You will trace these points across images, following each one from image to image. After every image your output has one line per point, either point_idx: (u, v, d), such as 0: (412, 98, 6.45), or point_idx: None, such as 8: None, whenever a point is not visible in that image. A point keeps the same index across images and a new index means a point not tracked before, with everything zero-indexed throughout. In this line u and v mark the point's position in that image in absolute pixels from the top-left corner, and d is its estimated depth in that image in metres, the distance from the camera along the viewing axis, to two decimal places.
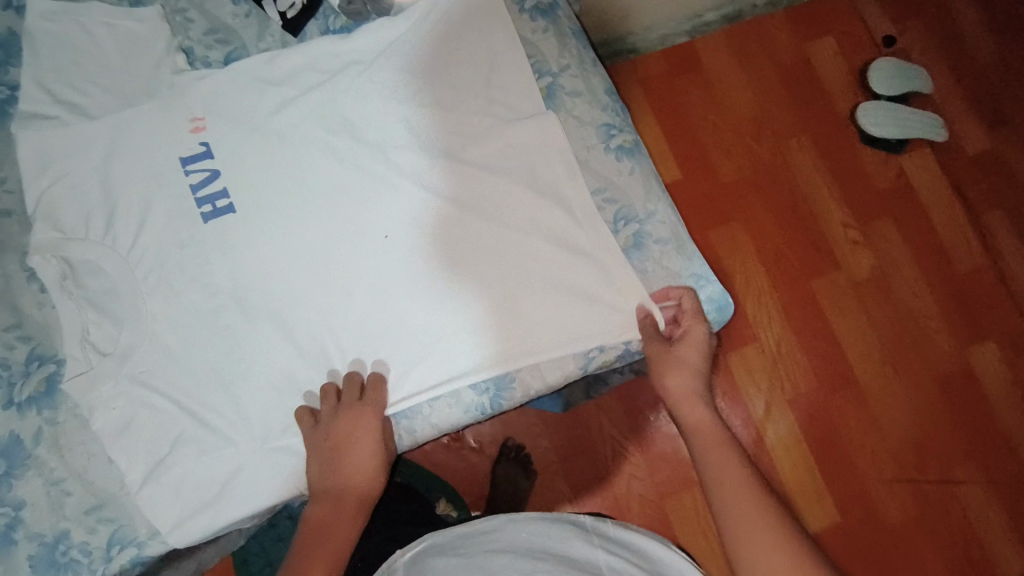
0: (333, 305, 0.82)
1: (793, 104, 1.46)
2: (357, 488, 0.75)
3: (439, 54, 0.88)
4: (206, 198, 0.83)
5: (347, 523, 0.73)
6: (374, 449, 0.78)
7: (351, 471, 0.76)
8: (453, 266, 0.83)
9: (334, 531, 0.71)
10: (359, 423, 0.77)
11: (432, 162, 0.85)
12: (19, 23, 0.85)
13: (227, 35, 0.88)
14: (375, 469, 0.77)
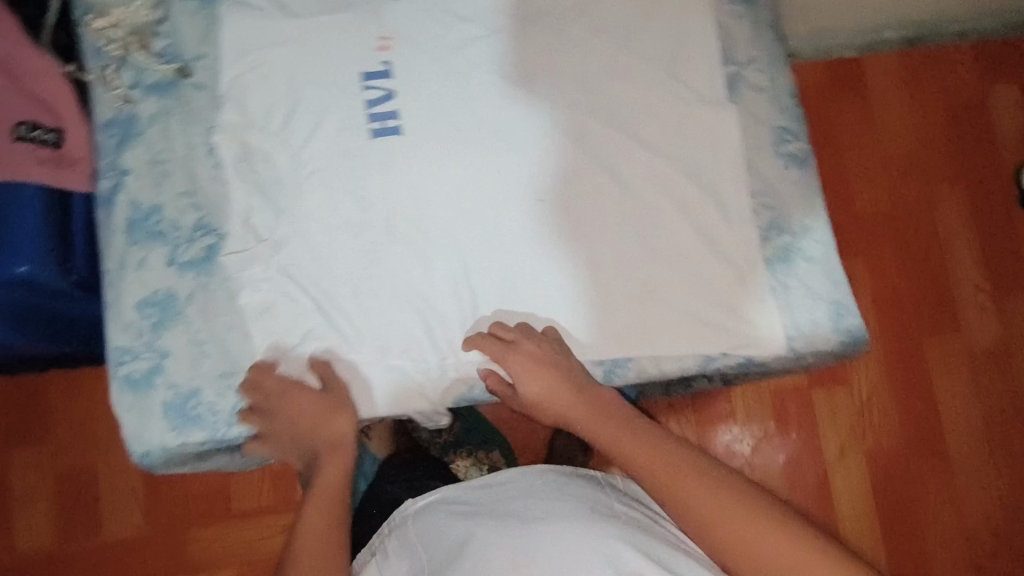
0: (472, 244, 0.84)
1: (954, 150, 1.42)
2: (330, 446, 0.83)
3: (631, 22, 0.87)
4: (380, 114, 0.85)
5: (335, 479, 0.83)
6: (325, 405, 0.82)
7: (323, 433, 0.82)
8: (592, 241, 0.84)
9: (314, 519, 0.81)
10: (295, 392, 0.81)
11: (600, 129, 0.85)
12: None
13: None
14: (337, 423, 0.82)
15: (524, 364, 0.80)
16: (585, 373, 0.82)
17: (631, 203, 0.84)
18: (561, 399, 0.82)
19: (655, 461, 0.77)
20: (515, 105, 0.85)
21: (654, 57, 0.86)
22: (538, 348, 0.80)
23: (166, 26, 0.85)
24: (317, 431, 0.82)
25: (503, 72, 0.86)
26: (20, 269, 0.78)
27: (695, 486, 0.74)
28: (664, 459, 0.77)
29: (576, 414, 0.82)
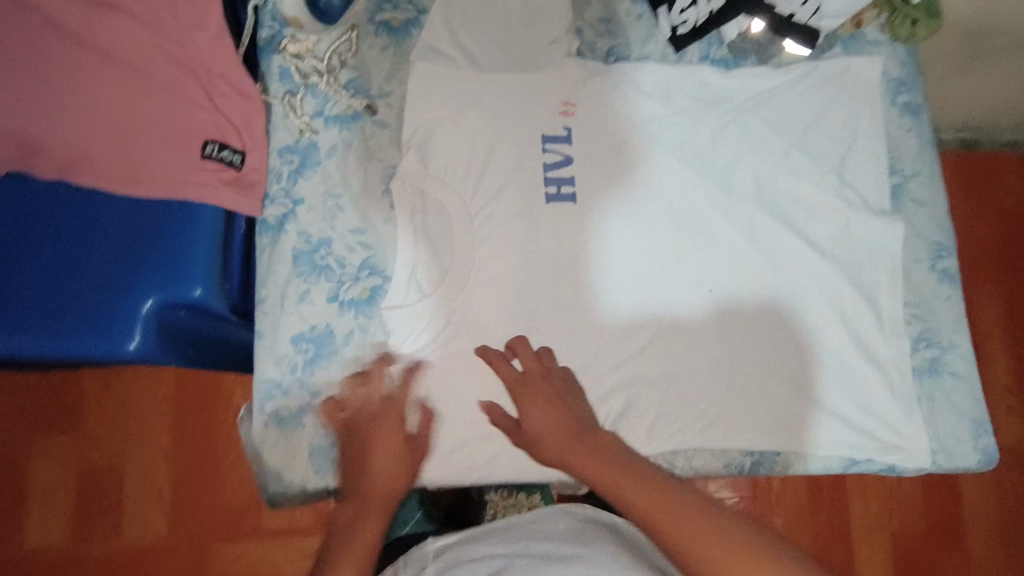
0: (632, 319, 0.83)
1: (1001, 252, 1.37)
2: (385, 487, 0.68)
3: (805, 122, 0.89)
4: (556, 179, 0.84)
5: (372, 527, 0.64)
6: (394, 443, 0.72)
7: (378, 469, 0.70)
8: (739, 299, 0.84)
9: (365, 528, 0.63)
10: (379, 419, 0.74)
11: (769, 221, 0.86)
12: None
13: (616, 28, 0.89)
14: (399, 467, 0.71)
15: (532, 397, 0.74)
16: (581, 414, 0.74)
17: (793, 299, 0.84)
18: (557, 423, 0.71)
19: (621, 488, 0.62)
20: (689, 185, 0.86)
21: (826, 159, 0.88)
22: (543, 383, 0.75)
23: (353, 59, 0.84)
24: (371, 471, 0.69)
25: (678, 151, 0.87)
26: (195, 295, 0.74)
27: (701, 524, 0.54)
28: (671, 498, 0.58)
29: (584, 464, 0.67)
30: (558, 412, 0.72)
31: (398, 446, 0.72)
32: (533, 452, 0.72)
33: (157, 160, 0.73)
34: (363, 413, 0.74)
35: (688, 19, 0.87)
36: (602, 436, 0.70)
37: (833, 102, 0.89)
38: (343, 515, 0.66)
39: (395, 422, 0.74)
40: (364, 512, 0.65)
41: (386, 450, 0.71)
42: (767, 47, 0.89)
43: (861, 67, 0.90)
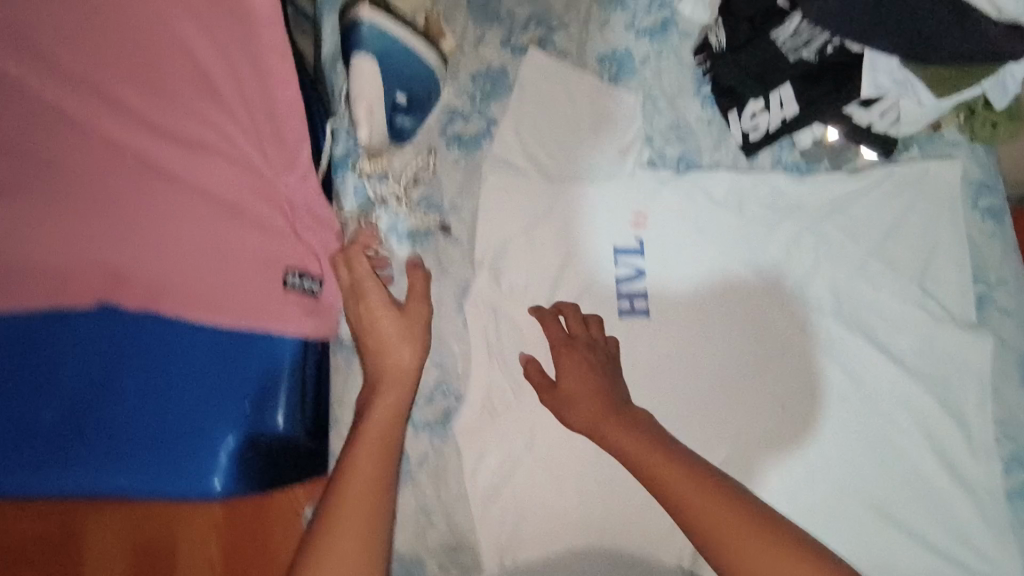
0: (701, 429, 0.82)
1: None
2: (381, 424, 0.71)
3: (882, 230, 0.87)
4: (628, 293, 0.84)
5: (375, 461, 0.69)
6: (404, 352, 0.75)
7: (396, 376, 0.74)
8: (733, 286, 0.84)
9: (357, 476, 0.68)
10: (369, 288, 0.75)
11: (847, 336, 0.84)
12: (513, 64, 0.88)
13: (687, 135, 0.88)
14: (401, 388, 0.74)
15: (588, 310, 0.78)
16: (624, 394, 0.75)
17: (873, 416, 0.82)
18: (595, 387, 0.74)
19: (666, 475, 0.67)
20: (766, 297, 0.84)
21: (906, 267, 0.86)
22: (578, 355, 0.76)
23: (425, 175, 0.85)
24: (379, 411, 0.72)
25: (752, 262, 0.85)
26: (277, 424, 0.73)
27: (749, 540, 0.62)
28: (720, 499, 0.65)
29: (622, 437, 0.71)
30: (604, 353, 0.77)
31: (410, 343, 0.75)
32: (580, 420, 0.74)
33: (247, 292, 0.73)
34: (352, 287, 0.76)
35: (759, 125, 0.87)
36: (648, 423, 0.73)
37: (909, 208, 0.87)
38: (349, 450, 0.70)
39: (378, 288, 0.75)
40: (365, 451, 0.69)
41: (394, 345, 0.74)
42: (844, 152, 0.88)
43: (939, 171, 0.88)
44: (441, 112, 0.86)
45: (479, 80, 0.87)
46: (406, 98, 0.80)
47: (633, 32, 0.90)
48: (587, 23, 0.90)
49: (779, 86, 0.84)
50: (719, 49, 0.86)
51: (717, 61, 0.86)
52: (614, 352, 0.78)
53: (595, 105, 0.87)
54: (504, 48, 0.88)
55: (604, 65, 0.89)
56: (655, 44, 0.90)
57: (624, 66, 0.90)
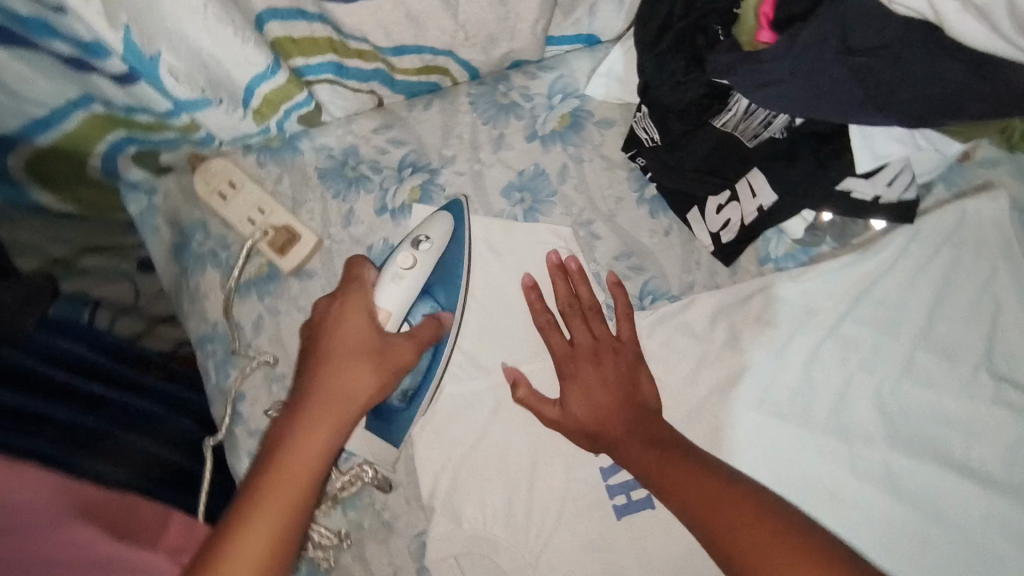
0: None
1: None
2: (328, 397, 0.54)
3: (923, 308, 0.66)
4: (621, 484, 0.66)
5: (325, 430, 0.53)
6: (352, 348, 0.56)
7: (334, 357, 0.56)
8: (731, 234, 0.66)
9: (308, 431, 0.52)
10: (342, 310, 0.59)
11: (911, 462, 0.65)
12: (399, 233, 0.68)
13: (643, 259, 0.68)
14: (356, 374, 0.55)
15: (581, 380, 0.64)
16: (605, 332, 0.66)
17: (970, 557, 0.64)
18: (591, 402, 0.63)
19: (680, 481, 0.57)
20: (796, 443, 0.66)
21: (965, 353, 0.66)
22: (590, 339, 0.65)
23: None
24: (323, 375, 0.55)
25: (765, 403, 0.67)
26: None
27: (757, 535, 0.51)
28: (728, 497, 0.55)
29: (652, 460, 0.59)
30: (609, 409, 0.63)
31: (365, 365, 0.56)
32: (583, 439, 0.64)
33: None
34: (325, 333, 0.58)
35: (729, 219, 0.65)
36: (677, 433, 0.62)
37: (950, 273, 0.66)
38: (282, 421, 0.54)
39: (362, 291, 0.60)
40: (300, 419, 0.53)
41: (333, 357, 0.56)
42: (847, 226, 0.68)
43: (981, 211, 0.66)
44: None
45: None
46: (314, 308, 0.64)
47: (538, 142, 0.69)
48: (478, 149, 0.69)
49: (748, 172, 0.62)
50: (652, 145, 0.65)
51: (653, 162, 0.65)
52: (651, 405, 0.63)
53: (518, 257, 0.68)
54: (382, 217, 0.68)
55: (514, 197, 0.69)
56: (572, 148, 0.69)
57: (540, 192, 0.69)
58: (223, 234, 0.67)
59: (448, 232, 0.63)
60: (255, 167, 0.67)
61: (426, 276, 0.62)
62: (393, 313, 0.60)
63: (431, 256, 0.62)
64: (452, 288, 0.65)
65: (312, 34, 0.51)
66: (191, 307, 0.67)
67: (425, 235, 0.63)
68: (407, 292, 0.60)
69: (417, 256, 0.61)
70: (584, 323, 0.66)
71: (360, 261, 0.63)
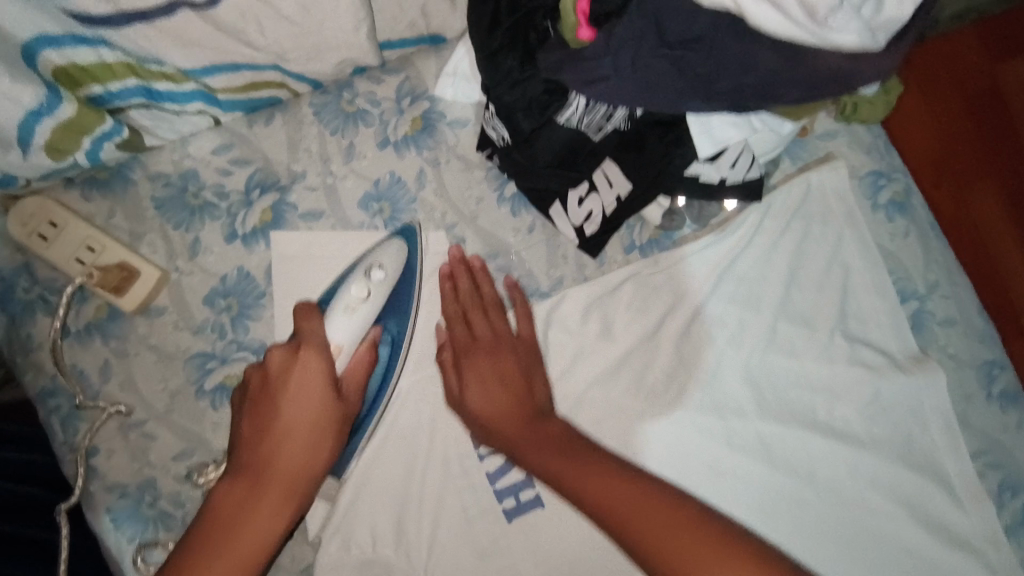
0: None
1: None
2: (287, 471, 0.56)
3: (783, 280, 0.69)
4: (509, 487, 0.66)
5: (301, 456, 0.57)
6: (314, 417, 0.58)
7: (292, 428, 0.57)
8: (603, 235, 0.66)
9: (281, 461, 0.56)
10: (301, 368, 0.58)
11: (780, 427, 0.68)
12: (252, 258, 0.64)
13: (510, 258, 0.68)
14: (314, 444, 0.57)
15: (480, 376, 0.62)
16: (507, 323, 0.65)
17: (839, 508, 0.68)
18: (492, 393, 0.62)
19: (617, 499, 0.54)
20: (675, 423, 0.68)
21: (821, 320, 0.69)
22: (488, 327, 0.64)
23: (202, 457, 0.62)
24: (281, 448, 0.56)
25: (642, 389, 0.68)
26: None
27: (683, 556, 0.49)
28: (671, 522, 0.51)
29: (577, 480, 0.56)
30: (509, 406, 0.61)
31: (324, 437, 0.58)
32: (479, 438, 0.63)
33: None
34: (284, 363, 0.58)
35: (591, 211, 0.65)
36: (605, 454, 0.58)
37: (802, 244, 0.69)
38: (235, 490, 0.55)
39: (317, 322, 0.60)
40: (258, 493, 0.55)
41: (292, 430, 0.57)
42: (703, 208, 0.69)
43: (823, 181, 0.70)
44: (189, 363, 0.63)
45: (218, 302, 0.63)
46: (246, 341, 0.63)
47: (391, 148, 0.66)
48: (328, 161, 0.66)
49: (602, 163, 0.62)
50: (504, 143, 0.63)
51: (507, 161, 0.64)
52: (547, 406, 0.63)
53: None
54: (232, 243, 0.64)
55: (373, 208, 0.66)
56: (427, 152, 0.67)
57: (399, 200, 0.66)
58: (51, 278, 0.62)
59: (400, 264, 0.62)
60: (79, 202, 0.62)
61: (379, 308, 0.61)
62: (344, 346, 0.60)
63: (385, 286, 0.61)
64: (403, 316, 0.64)
65: (101, 60, 0.47)
66: (25, 360, 0.61)
67: (379, 263, 0.61)
68: (357, 326, 0.60)
69: (371, 288, 0.61)
70: (482, 318, 0.65)
71: (306, 303, 0.61)
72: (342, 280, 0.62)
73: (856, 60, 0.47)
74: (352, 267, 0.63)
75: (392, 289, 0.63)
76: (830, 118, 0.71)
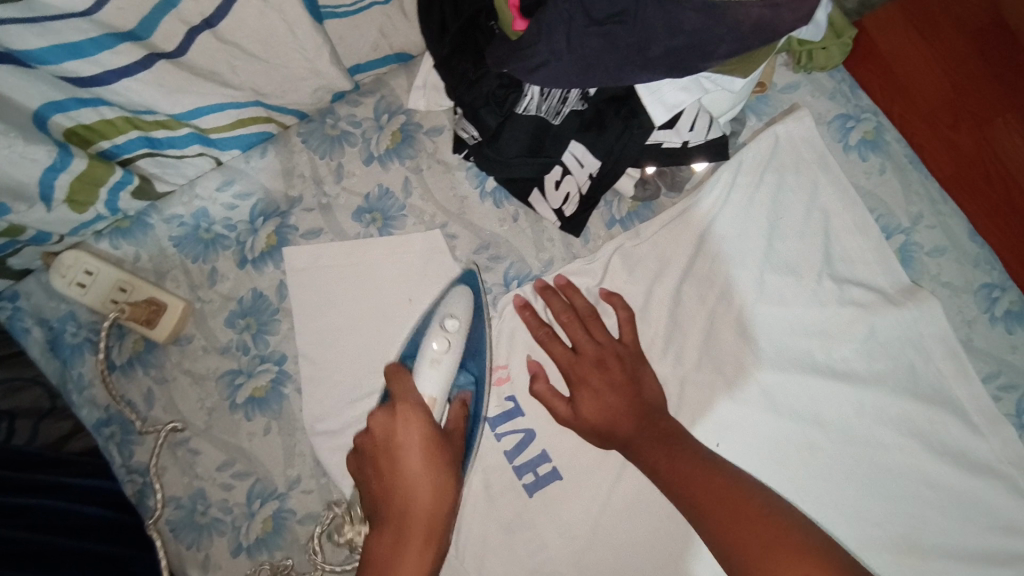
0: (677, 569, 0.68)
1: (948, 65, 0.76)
2: (425, 506, 0.54)
3: (765, 232, 0.71)
4: (526, 464, 0.70)
5: (435, 495, 0.55)
6: (435, 467, 0.56)
7: (420, 479, 0.55)
8: (584, 212, 0.70)
9: (418, 507, 0.54)
10: (404, 422, 0.58)
11: (784, 376, 0.69)
12: (263, 279, 0.71)
13: (499, 248, 0.72)
14: (440, 487, 0.55)
15: (591, 386, 0.65)
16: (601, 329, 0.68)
17: (854, 448, 0.68)
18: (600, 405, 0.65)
19: (689, 478, 0.59)
20: (680, 384, 0.70)
21: (807, 266, 0.70)
22: (582, 331, 0.67)
23: (242, 465, 0.69)
24: (414, 491, 0.54)
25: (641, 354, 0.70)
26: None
27: None
28: (747, 512, 0.55)
29: (659, 457, 0.61)
30: (620, 411, 0.64)
31: (448, 479, 0.56)
32: (596, 439, 0.66)
33: None
34: (386, 434, 0.57)
35: (569, 193, 0.69)
36: (689, 443, 0.62)
37: (778, 195, 0.71)
38: (383, 548, 0.53)
39: (407, 384, 0.60)
40: (403, 547, 0.52)
41: (419, 471, 0.55)
42: (676, 175, 0.72)
43: (790, 132, 0.72)
44: (220, 381, 0.69)
45: (238, 322, 0.70)
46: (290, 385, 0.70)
47: (376, 162, 0.72)
48: (321, 183, 0.72)
49: (567, 146, 0.66)
50: (475, 142, 0.68)
51: (478, 157, 0.68)
52: (658, 403, 0.65)
53: (382, 276, 0.71)
54: (245, 267, 0.70)
55: (366, 219, 0.72)
56: (409, 162, 0.72)
57: (389, 210, 0.72)
58: (93, 320, 0.69)
59: (469, 308, 0.65)
60: (109, 250, 0.69)
61: (459, 357, 0.63)
62: (437, 398, 0.61)
63: (460, 334, 0.64)
64: (482, 360, 0.66)
65: (103, 117, 0.53)
66: (80, 397, 0.69)
67: (451, 313, 0.64)
68: (444, 376, 0.62)
69: (449, 336, 0.63)
70: (584, 331, 0.68)
71: (392, 365, 0.63)
72: (421, 338, 0.65)
73: (773, 8, 0.52)
74: (427, 320, 0.66)
75: (467, 331, 0.65)
76: (788, 70, 0.73)
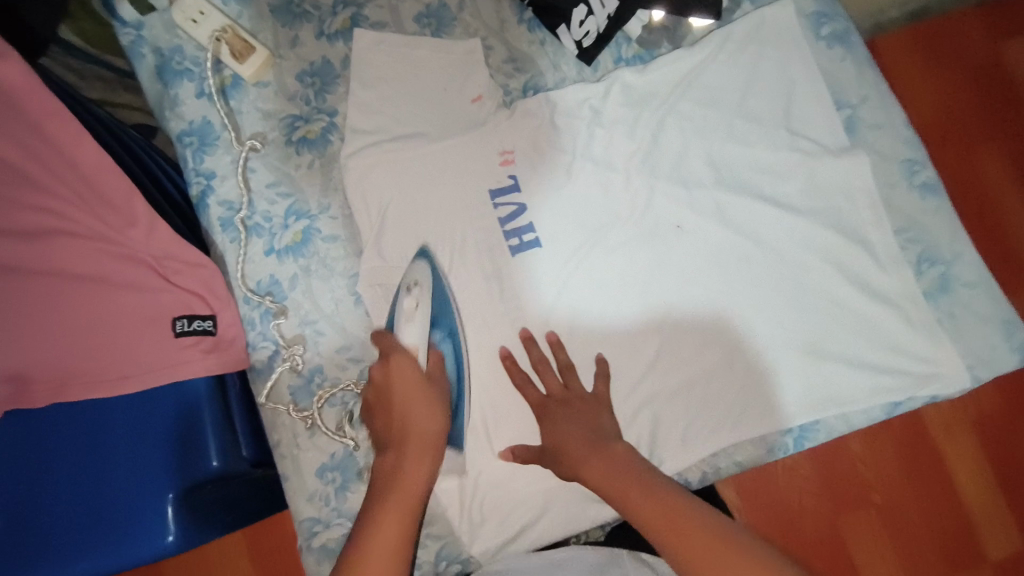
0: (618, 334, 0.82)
1: (933, 79, 1.15)
2: (419, 436, 0.72)
3: (738, 86, 0.87)
4: (514, 231, 0.84)
5: (424, 421, 0.73)
6: (419, 397, 0.74)
7: (409, 407, 0.73)
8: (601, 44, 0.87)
9: (412, 441, 0.72)
10: (394, 370, 0.75)
11: (733, 198, 0.84)
12: (333, 51, 0.88)
13: (524, 63, 0.90)
14: (429, 413, 0.74)
15: None
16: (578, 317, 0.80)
17: (781, 266, 0.83)
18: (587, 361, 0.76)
19: (664, 517, 0.63)
20: (651, 191, 0.85)
21: (768, 118, 0.86)
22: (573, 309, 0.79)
23: (287, 187, 0.84)
24: (410, 422, 0.73)
25: (624, 165, 0.86)
26: (243, 454, 0.81)
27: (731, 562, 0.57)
28: (687, 527, 0.61)
29: (635, 497, 0.66)
30: (576, 445, 0.73)
31: (438, 407, 0.75)
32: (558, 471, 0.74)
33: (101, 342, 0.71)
34: (381, 387, 0.75)
35: (589, 30, 0.86)
36: (656, 480, 0.67)
37: (757, 61, 0.87)
38: (388, 465, 0.71)
39: (404, 356, 0.76)
40: (405, 455, 0.71)
41: (413, 402, 0.74)
42: (675, 30, 0.89)
43: (775, 15, 0.88)
44: (282, 121, 0.86)
45: (306, 79, 0.87)
46: (294, 215, 0.84)
47: None
48: None
49: None
50: None
51: None
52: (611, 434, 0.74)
53: (428, 64, 0.87)
54: (320, 39, 0.88)
55: (423, 22, 0.89)
56: None
57: (443, 19, 0.89)
58: (196, 56, 0.86)
59: (428, 275, 0.81)
60: (220, 4, 0.87)
61: (428, 308, 0.80)
62: (417, 343, 0.78)
63: (426, 294, 0.80)
64: (447, 312, 0.81)
65: None
66: (171, 112, 0.85)
67: (414, 281, 0.80)
68: (419, 327, 0.79)
69: (416, 298, 0.79)
70: (556, 376, 0.78)
71: (380, 328, 0.80)
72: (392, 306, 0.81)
73: None
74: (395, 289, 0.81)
75: (432, 293, 0.81)
76: None
